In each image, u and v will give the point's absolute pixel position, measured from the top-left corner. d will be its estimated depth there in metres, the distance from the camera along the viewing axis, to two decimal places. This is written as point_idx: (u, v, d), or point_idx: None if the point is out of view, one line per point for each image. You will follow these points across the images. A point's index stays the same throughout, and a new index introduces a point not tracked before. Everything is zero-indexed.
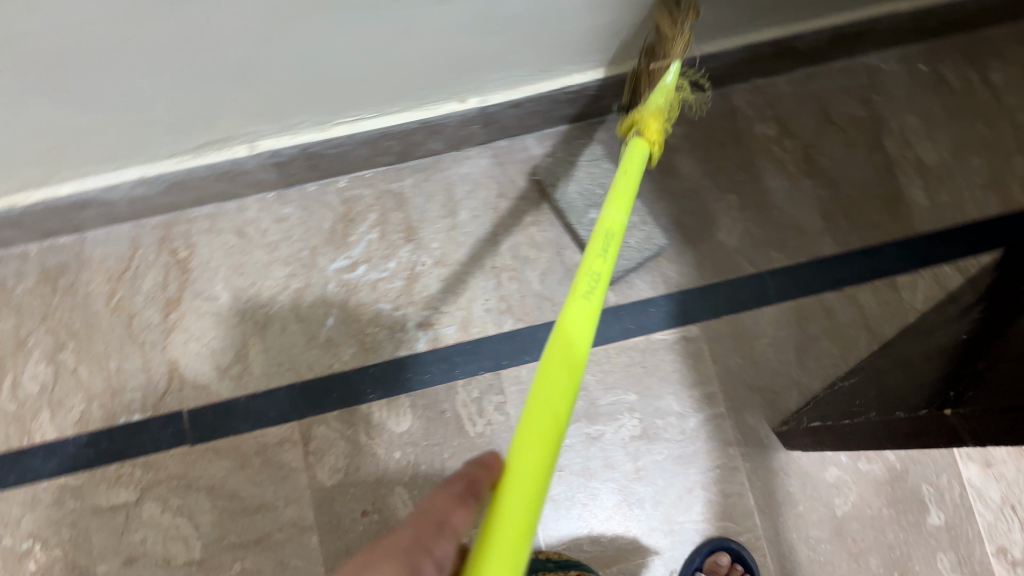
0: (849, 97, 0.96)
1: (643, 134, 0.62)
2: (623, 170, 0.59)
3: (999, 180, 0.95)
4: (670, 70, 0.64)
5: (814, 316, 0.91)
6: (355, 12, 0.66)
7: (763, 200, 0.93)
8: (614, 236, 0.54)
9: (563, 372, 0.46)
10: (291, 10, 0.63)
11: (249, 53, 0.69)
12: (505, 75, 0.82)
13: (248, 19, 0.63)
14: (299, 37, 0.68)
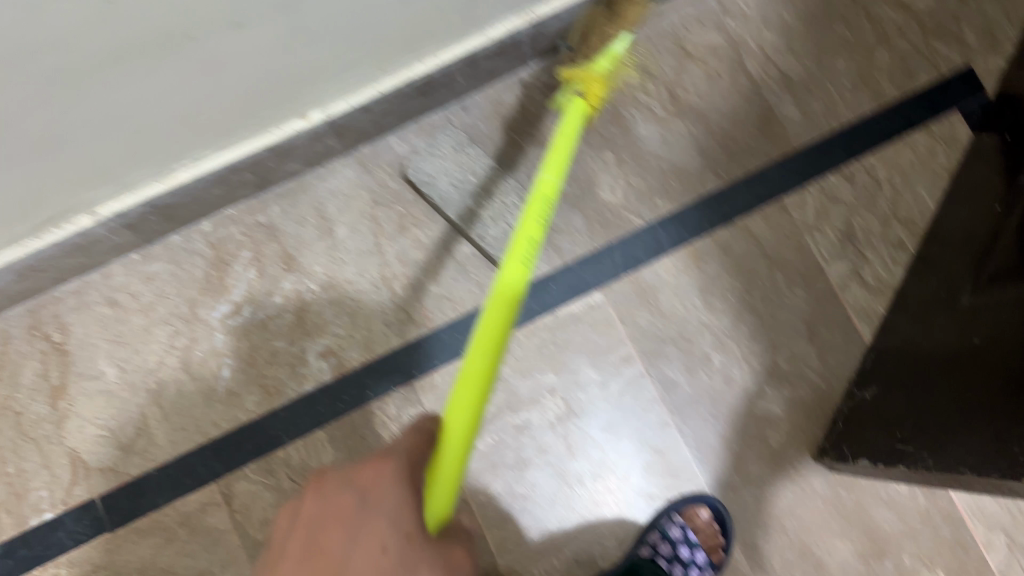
0: (703, 27, 0.93)
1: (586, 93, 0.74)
2: (563, 132, 0.71)
3: (868, 78, 0.92)
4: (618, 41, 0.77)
5: (710, 255, 0.90)
6: (151, 60, 0.60)
7: (637, 151, 0.91)
8: (545, 201, 0.66)
9: (496, 319, 0.58)
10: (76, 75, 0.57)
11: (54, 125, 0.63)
12: (341, 84, 0.77)
13: (32, 94, 0.57)
14: (100, 97, 0.62)
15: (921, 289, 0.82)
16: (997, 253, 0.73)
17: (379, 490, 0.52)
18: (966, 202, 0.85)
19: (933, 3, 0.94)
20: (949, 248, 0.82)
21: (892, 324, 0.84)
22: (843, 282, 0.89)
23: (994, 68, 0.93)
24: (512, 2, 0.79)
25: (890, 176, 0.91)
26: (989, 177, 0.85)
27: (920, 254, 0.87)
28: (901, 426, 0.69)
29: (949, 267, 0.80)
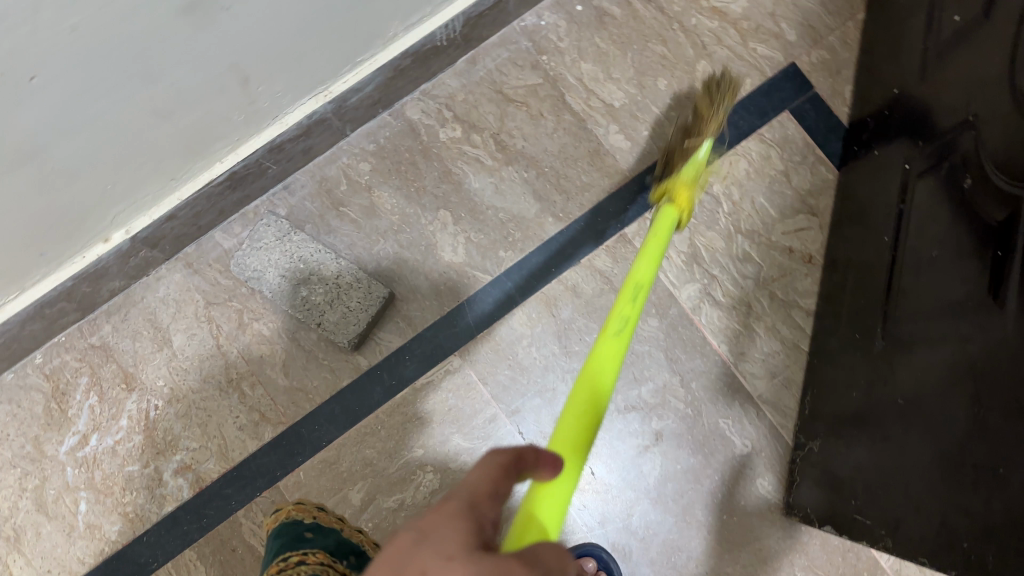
0: (519, 68, 0.91)
1: (673, 202, 0.74)
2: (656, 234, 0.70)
3: (692, 92, 0.91)
4: (703, 148, 0.78)
5: (562, 299, 0.88)
6: None
7: (473, 206, 0.89)
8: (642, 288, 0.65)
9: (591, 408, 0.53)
10: None
11: None
12: (133, 201, 0.73)
13: None
14: None
15: (833, 325, 0.80)
16: (878, 291, 0.71)
17: (433, 534, 0.32)
18: (848, 222, 0.83)
19: (746, 4, 0.92)
20: (844, 274, 0.81)
21: (815, 367, 0.82)
22: (696, 304, 0.87)
23: (822, 61, 0.91)
24: (300, 89, 0.75)
25: (727, 189, 0.89)
26: (855, 187, 0.83)
27: (828, 286, 0.84)
28: (857, 498, 0.67)
29: (848, 301, 0.78)
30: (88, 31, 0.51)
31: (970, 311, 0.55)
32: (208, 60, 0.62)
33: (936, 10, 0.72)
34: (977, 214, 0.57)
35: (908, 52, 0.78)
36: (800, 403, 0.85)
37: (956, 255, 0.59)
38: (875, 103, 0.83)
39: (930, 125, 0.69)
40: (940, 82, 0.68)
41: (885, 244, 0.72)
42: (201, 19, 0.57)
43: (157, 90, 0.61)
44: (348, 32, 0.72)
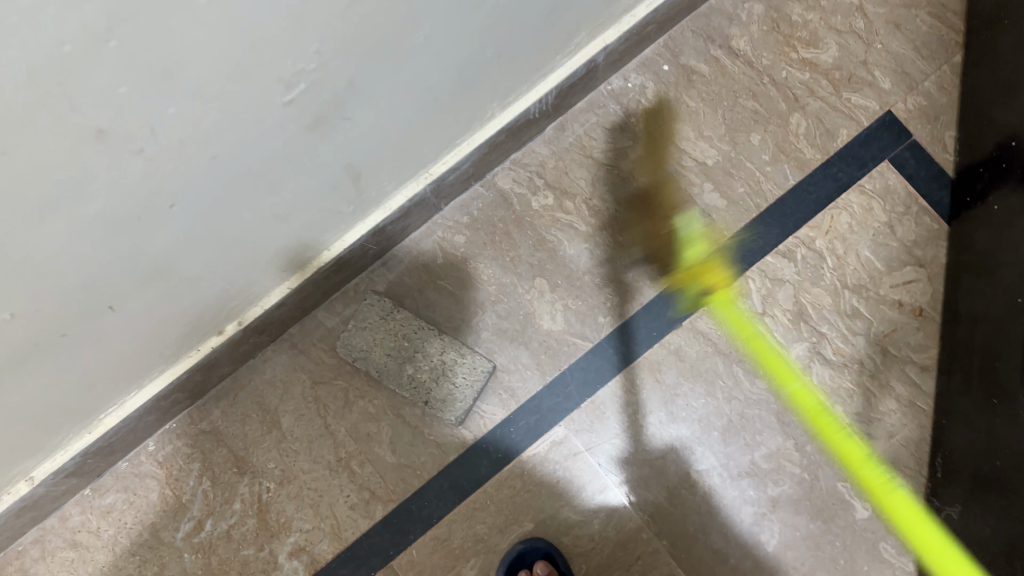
0: (608, 131, 0.91)
1: None
2: None
3: (786, 147, 0.89)
4: None
5: (666, 364, 0.86)
6: (29, 363, 0.57)
7: (569, 272, 0.88)
8: None
9: None
10: None
11: None
12: (248, 295, 0.75)
13: None
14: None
15: (965, 385, 0.78)
16: (1012, 354, 0.69)
17: None
18: (969, 276, 0.81)
19: (837, 53, 0.91)
20: (974, 329, 0.78)
21: (948, 427, 0.80)
22: (806, 363, 0.85)
23: (920, 108, 0.89)
24: (404, 174, 0.76)
25: (830, 244, 0.87)
26: (976, 237, 0.81)
27: (953, 340, 0.82)
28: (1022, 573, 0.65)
29: (978, 360, 0.76)
30: (226, 159, 0.51)
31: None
32: (330, 165, 0.63)
33: None
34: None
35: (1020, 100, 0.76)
36: (935, 464, 0.82)
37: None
38: (986, 148, 0.81)
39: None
40: None
41: (1016, 304, 0.70)
42: (325, 130, 0.57)
43: (279, 197, 0.62)
44: (456, 118, 0.73)
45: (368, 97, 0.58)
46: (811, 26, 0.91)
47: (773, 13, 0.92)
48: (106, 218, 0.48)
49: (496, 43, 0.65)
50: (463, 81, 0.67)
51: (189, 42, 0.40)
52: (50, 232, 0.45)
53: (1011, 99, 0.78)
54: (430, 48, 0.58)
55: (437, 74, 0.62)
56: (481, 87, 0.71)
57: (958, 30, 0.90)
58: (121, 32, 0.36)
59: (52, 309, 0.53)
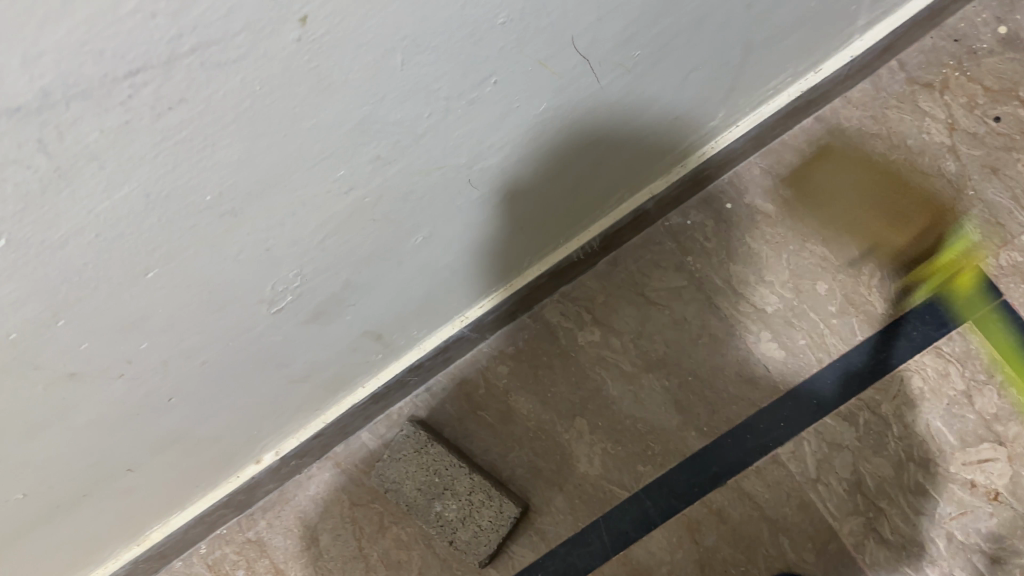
0: (662, 269, 0.88)
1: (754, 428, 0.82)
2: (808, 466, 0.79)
3: (855, 298, 0.83)
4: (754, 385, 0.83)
5: (706, 524, 0.82)
6: (56, 519, 0.61)
7: (609, 415, 0.86)
8: None
9: None
10: None
11: None
12: (283, 432, 0.78)
13: None
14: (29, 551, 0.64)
15: None
16: None
17: None
18: None
19: (921, 199, 0.84)
20: None
21: None
22: (859, 540, 0.78)
23: (1015, 264, 0.80)
24: (438, 321, 0.77)
25: (897, 409, 0.80)
26: None
27: None
28: None
29: None
30: (220, 360, 0.53)
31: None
32: (348, 332, 0.64)
33: None
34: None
35: None
36: None
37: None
38: None
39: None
40: None
41: None
42: (329, 317, 0.59)
43: (296, 366, 0.64)
44: (500, 267, 0.73)
45: (372, 285, 0.58)
46: (894, 167, 0.85)
47: (851, 151, 0.86)
48: (102, 420, 0.50)
49: (514, 220, 0.65)
50: (483, 253, 0.67)
51: (153, 303, 0.42)
52: (42, 440, 0.48)
53: None
54: (434, 242, 0.59)
55: (465, 244, 0.63)
56: (525, 241, 0.71)
57: None
58: (70, 315, 0.38)
59: (66, 483, 0.56)
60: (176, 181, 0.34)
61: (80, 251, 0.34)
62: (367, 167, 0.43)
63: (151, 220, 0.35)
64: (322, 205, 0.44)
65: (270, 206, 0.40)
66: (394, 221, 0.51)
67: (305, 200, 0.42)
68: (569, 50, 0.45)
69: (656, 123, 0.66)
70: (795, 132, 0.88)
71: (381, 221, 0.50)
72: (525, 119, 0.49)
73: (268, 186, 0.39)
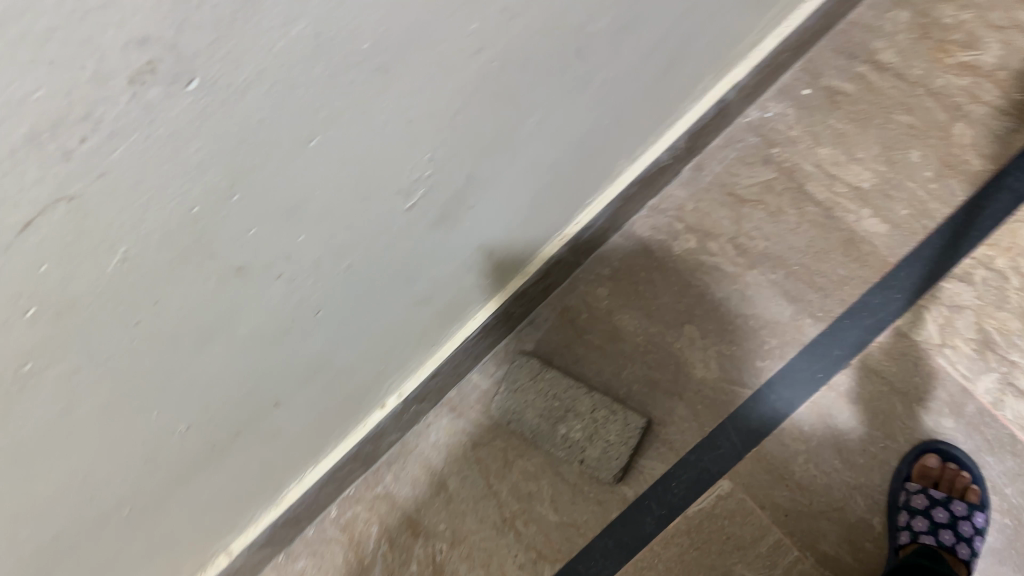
0: (749, 165, 0.87)
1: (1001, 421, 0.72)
2: None
3: (951, 160, 0.82)
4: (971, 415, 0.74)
5: (836, 408, 0.81)
6: (213, 461, 0.62)
7: (717, 318, 0.85)
8: None
9: None
10: (155, 500, 0.60)
11: (157, 535, 0.66)
12: (403, 371, 0.78)
13: (128, 530, 0.61)
14: (184, 502, 0.64)
15: None
16: None
17: None
18: None
19: (1002, 53, 0.82)
20: None
21: None
22: (997, 398, 0.77)
23: None
24: (537, 241, 0.77)
25: (1014, 262, 0.78)
26: None
27: None
28: None
29: None
30: (360, 266, 0.54)
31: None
32: (467, 245, 0.65)
33: None
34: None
35: None
36: None
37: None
38: None
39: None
40: None
41: None
42: (452, 221, 0.59)
43: (419, 285, 0.64)
44: (596, 171, 0.74)
45: (489, 186, 0.59)
46: (967, 26, 0.83)
47: (920, 19, 0.85)
48: (260, 333, 0.51)
49: (612, 110, 0.65)
50: (583, 151, 0.68)
51: (314, 184, 0.43)
52: (208, 357, 0.49)
53: None
54: (543, 131, 0.59)
55: (567, 142, 0.64)
56: (619, 140, 0.71)
57: None
58: (243, 190, 0.39)
59: (223, 416, 0.57)
60: (338, 21, 0.35)
61: (257, 103, 0.35)
62: (496, 20, 0.43)
63: (319, 70, 0.36)
64: (456, 68, 0.44)
65: (414, 65, 0.41)
66: (512, 99, 0.51)
67: (443, 59, 0.42)
68: None
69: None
70: (860, 10, 0.87)
71: (502, 97, 0.50)
72: None
73: (416, 37, 0.39)
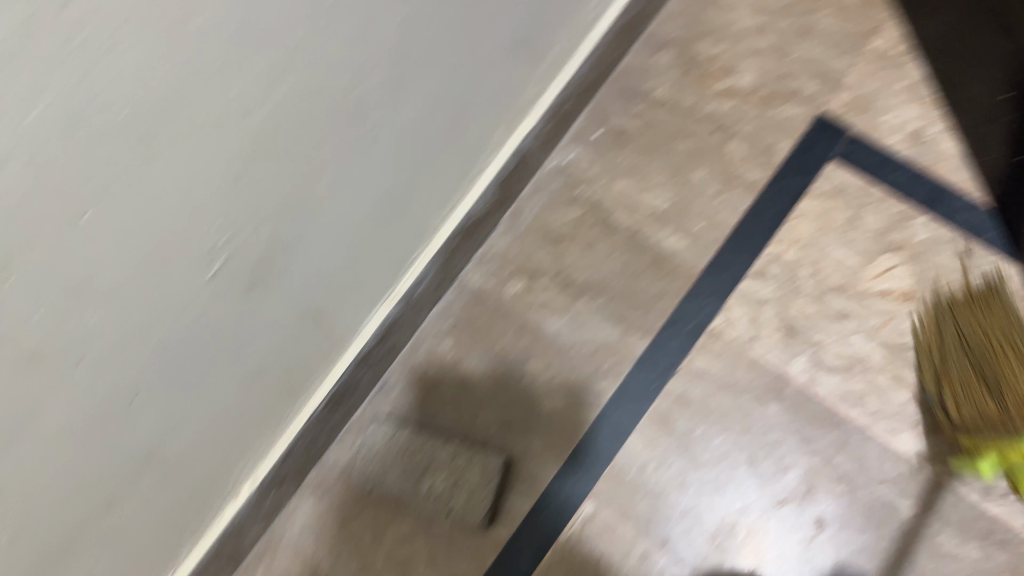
0: (559, 206, 0.94)
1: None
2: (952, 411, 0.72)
3: (731, 174, 0.91)
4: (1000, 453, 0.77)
5: (675, 413, 0.86)
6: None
7: (555, 350, 0.90)
8: None
9: None
10: None
11: None
12: (252, 454, 0.77)
13: None
14: None
15: None
16: None
17: None
18: None
19: (754, 76, 0.93)
20: None
21: None
22: (811, 375, 0.84)
23: (851, 101, 0.90)
24: (367, 303, 0.79)
25: (800, 253, 0.87)
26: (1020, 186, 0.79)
27: None
28: None
29: None
30: (172, 341, 0.55)
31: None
32: (290, 311, 0.66)
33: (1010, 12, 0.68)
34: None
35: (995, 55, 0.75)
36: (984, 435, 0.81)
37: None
38: (983, 100, 0.80)
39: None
40: None
41: None
42: (266, 287, 0.61)
43: (246, 358, 0.65)
44: (412, 227, 0.77)
45: (297, 249, 0.61)
46: (723, 57, 0.94)
47: (683, 57, 0.95)
48: (72, 423, 0.51)
49: (409, 165, 0.69)
50: (391, 208, 0.71)
51: (95, 258, 0.44)
52: (15, 456, 0.48)
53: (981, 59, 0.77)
54: (341, 189, 0.62)
55: (371, 200, 0.67)
56: (426, 194, 0.75)
57: (864, 19, 0.92)
58: (18, 271, 0.40)
59: (52, 523, 0.55)
60: (82, 95, 0.37)
61: (13, 179, 0.36)
62: (257, 82, 0.46)
63: (73, 143, 0.38)
64: (226, 131, 0.47)
65: (179, 131, 0.43)
66: (296, 160, 0.54)
67: (210, 124, 0.45)
68: None
69: (506, 50, 0.72)
70: (631, 56, 0.96)
71: (285, 157, 0.53)
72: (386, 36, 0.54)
73: (174, 104, 0.42)
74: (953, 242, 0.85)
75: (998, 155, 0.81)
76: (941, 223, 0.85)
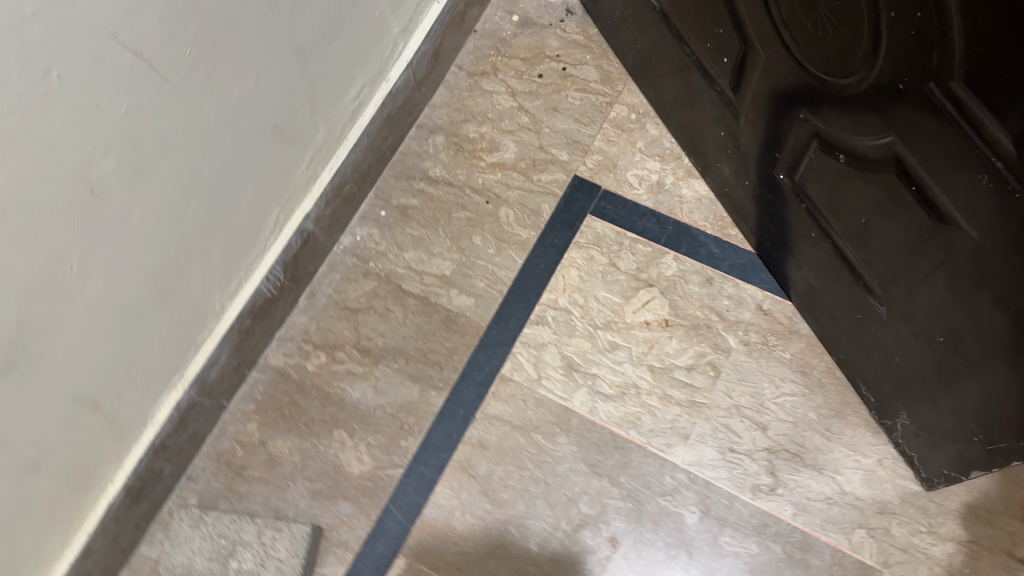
0: (353, 281, 1.00)
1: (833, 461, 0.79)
2: None
3: (505, 236, 1.01)
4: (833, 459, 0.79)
5: (474, 458, 0.91)
6: None
7: (360, 414, 0.94)
8: None
9: None
10: None
11: None
12: (43, 551, 0.76)
13: None
14: None
15: (831, 322, 0.86)
16: (839, 270, 0.77)
17: None
18: (773, 248, 0.91)
19: (516, 149, 1.05)
20: (803, 275, 0.87)
21: (842, 353, 0.87)
22: (591, 406, 0.92)
23: (600, 161, 1.03)
24: (156, 387, 0.82)
25: (572, 298, 0.97)
26: (751, 212, 0.91)
27: (799, 296, 0.91)
28: (970, 429, 0.68)
29: (826, 296, 0.84)
30: None
31: (1008, 240, 0.50)
32: (58, 396, 0.69)
33: (709, 59, 0.82)
34: (949, 153, 0.52)
35: (704, 104, 0.89)
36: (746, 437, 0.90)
37: (944, 187, 0.54)
38: (709, 144, 0.93)
39: (808, 75, 0.65)
40: (754, 95, 0.77)
41: (816, 238, 0.79)
42: (22, 373, 0.63)
43: (14, 447, 0.66)
44: (191, 308, 0.81)
45: (54, 331, 0.65)
46: (487, 136, 1.06)
47: (454, 138, 1.06)
48: None
49: (171, 247, 0.74)
50: (161, 289, 0.75)
51: None
52: None
53: (698, 108, 0.91)
54: (94, 272, 0.66)
55: (134, 281, 0.71)
56: (200, 275, 0.80)
57: (603, 92, 1.06)
58: None
59: None
60: None
61: None
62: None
63: None
64: None
65: None
66: (31, 241, 0.58)
67: None
68: (117, 47, 0.57)
69: (261, 136, 0.79)
70: (408, 142, 1.07)
71: (18, 240, 0.57)
72: (116, 123, 0.60)
73: None
74: (698, 272, 0.96)
75: (730, 190, 0.94)
76: (686, 258, 0.97)
